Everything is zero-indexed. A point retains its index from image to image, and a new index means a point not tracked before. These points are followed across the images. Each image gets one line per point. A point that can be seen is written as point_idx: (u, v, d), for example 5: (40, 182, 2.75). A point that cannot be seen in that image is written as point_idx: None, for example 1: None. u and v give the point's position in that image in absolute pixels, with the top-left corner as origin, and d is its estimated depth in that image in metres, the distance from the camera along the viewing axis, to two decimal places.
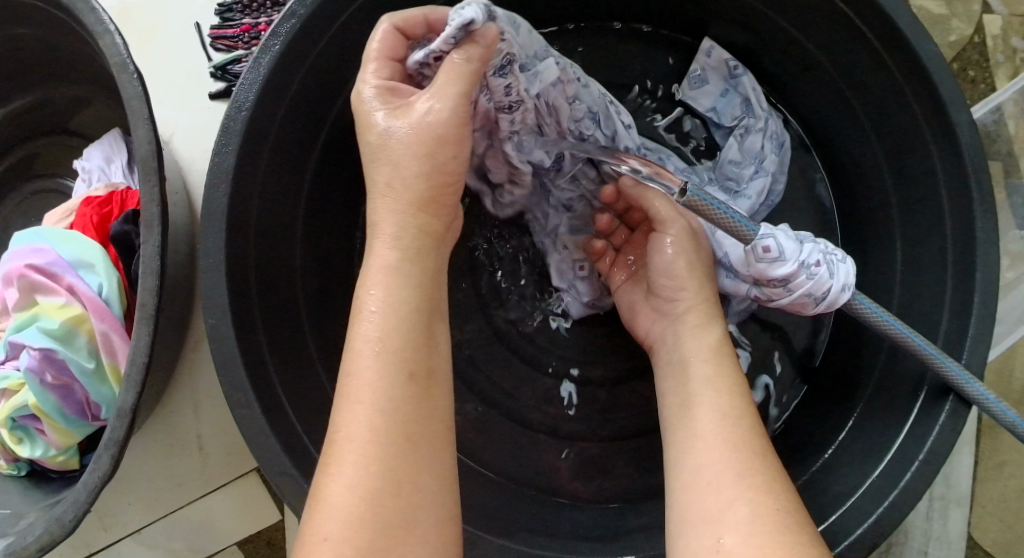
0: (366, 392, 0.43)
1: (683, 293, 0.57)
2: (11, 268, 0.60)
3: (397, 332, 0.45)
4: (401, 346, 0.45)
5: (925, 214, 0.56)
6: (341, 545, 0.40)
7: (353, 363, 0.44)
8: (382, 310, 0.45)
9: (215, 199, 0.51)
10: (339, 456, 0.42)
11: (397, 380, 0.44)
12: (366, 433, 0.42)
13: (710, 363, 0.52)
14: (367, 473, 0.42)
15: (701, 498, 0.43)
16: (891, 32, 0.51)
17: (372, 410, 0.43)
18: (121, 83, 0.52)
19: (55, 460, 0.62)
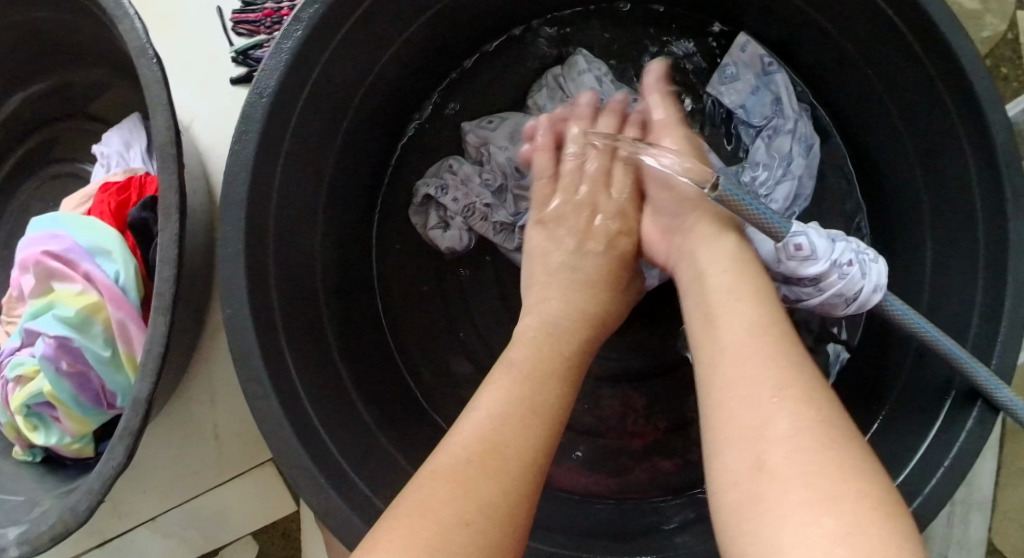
0: (532, 416, 0.47)
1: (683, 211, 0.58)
2: (27, 255, 0.59)
3: (553, 373, 0.51)
4: (564, 399, 0.50)
5: (960, 214, 0.54)
6: (479, 518, 0.39)
7: (515, 392, 0.48)
8: (550, 369, 0.51)
9: (235, 187, 0.50)
10: (496, 459, 0.43)
11: (560, 430, 0.47)
12: (531, 453, 0.44)
13: (731, 282, 0.49)
14: (515, 468, 0.43)
15: (738, 417, 0.40)
16: (927, 25, 0.50)
17: (533, 423, 0.46)
18: (140, 68, 0.53)
19: (70, 447, 0.62)
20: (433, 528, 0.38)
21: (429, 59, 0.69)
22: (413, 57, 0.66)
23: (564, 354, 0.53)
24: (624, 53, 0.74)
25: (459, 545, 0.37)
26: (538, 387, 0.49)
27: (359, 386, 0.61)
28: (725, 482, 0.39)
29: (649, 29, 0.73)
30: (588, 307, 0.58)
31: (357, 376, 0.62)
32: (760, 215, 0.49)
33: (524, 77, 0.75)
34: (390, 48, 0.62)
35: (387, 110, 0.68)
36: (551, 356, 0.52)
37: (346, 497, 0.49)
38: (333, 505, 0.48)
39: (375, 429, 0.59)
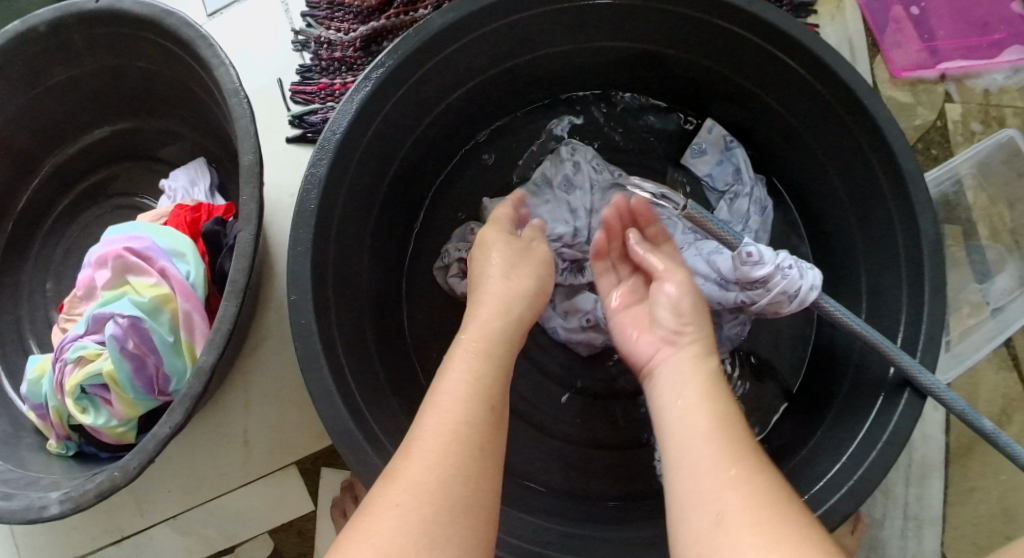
0: (452, 403, 0.52)
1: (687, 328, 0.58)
2: (108, 251, 0.68)
3: (482, 370, 0.55)
4: (489, 379, 0.54)
5: (886, 253, 0.65)
6: (410, 511, 0.44)
7: (442, 388, 0.53)
8: (476, 356, 0.56)
9: (308, 199, 0.60)
10: (421, 447, 0.48)
11: (480, 407, 0.52)
12: (448, 429, 0.49)
13: (698, 393, 0.53)
14: (446, 461, 0.47)
15: (699, 485, 0.46)
16: (860, 110, 0.63)
17: (459, 416, 0.51)
18: (233, 106, 0.63)
19: (114, 431, 0.68)
20: (390, 526, 0.44)
21: (460, 126, 0.80)
22: (452, 119, 0.77)
23: (495, 350, 0.57)
24: (617, 132, 0.85)
25: (407, 535, 0.43)
26: (472, 385, 0.53)
27: (390, 384, 0.68)
28: (687, 541, 0.44)
29: (637, 112, 0.85)
30: (518, 299, 0.62)
31: (388, 375, 0.69)
32: (715, 226, 0.66)
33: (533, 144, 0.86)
34: (433, 110, 0.73)
35: (425, 162, 0.78)
36: (473, 345, 0.57)
37: (382, 458, 0.56)
38: (371, 465, 0.55)
39: (402, 417, 0.66)
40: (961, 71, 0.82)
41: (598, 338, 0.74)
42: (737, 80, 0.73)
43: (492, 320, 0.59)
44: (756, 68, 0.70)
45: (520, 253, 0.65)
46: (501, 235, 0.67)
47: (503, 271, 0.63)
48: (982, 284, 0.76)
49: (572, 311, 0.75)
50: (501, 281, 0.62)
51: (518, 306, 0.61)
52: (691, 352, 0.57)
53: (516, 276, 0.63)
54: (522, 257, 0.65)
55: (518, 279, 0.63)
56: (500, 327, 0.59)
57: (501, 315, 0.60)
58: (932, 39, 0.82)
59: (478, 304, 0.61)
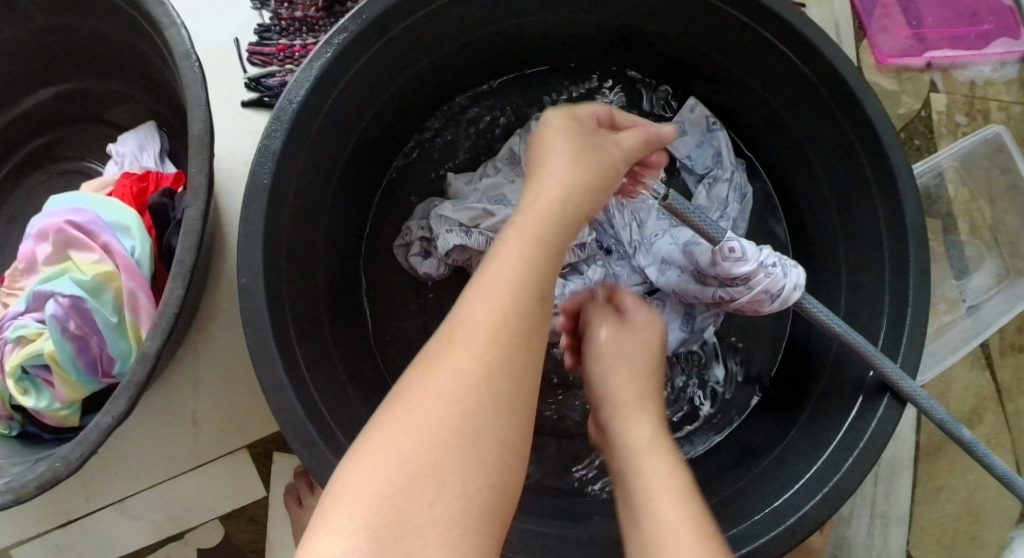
0: (504, 291, 0.45)
1: (612, 378, 0.58)
2: (48, 224, 0.64)
3: (536, 256, 0.48)
4: (543, 269, 0.47)
5: (868, 249, 0.63)
6: (441, 408, 0.41)
7: (490, 271, 0.47)
8: (529, 243, 0.48)
9: (260, 175, 0.56)
10: (464, 337, 0.44)
11: (530, 300, 0.45)
12: (494, 323, 0.44)
13: (663, 465, 0.51)
14: (486, 359, 0.43)
15: None
16: (848, 99, 0.60)
17: (508, 307, 0.45)
18: (182, 69, 0.59)
19: (56, 414, 0.65)
20: (422, 439, 0.40)
21: (428, 96, 0.76)
22: (417, 90, 0.73)
23: (552, 231, 0.50)
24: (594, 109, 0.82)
25: (437, 446, 0.40)
26: (525, 272, 0.46)
27: (349, 371, 0.66)
28: None
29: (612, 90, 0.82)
30: (580, 184, 0.53)
31: (347, 361, 0.66)
32: (702, 223, 0.61)
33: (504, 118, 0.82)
34: (399, 80, 0.69)
35: (388, 134, 0.75)
36: (527, 228, 0.49)
37: (334, 449, 0.54)
38: (324, 460, 0.53)
39: (359, 404, 0.63)
40: (948, 61, 0.80)
41: (565, 324, 0.72)
42: (724, 61, 0.70)
43: (551, 205, 0.51)
44: (741, 48, 0.67)
45: (586, 144, 0.56)
46: (565, 121, 0.57)
47: (567, 156, 0.54)
48: (959, 280, 0.74)
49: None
50: (564, 166, 0.54)
51: (581, 196, 0.53)
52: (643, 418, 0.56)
53: (583, 161, 0.54)
54: (587, 146, 0.56)
55: (584, 169, 0.54)
56: (560, 211, 0.51)
57: (564, 200, 0.52)
58: (920, 26, 0.79)
59: (534, 187, 0.53)
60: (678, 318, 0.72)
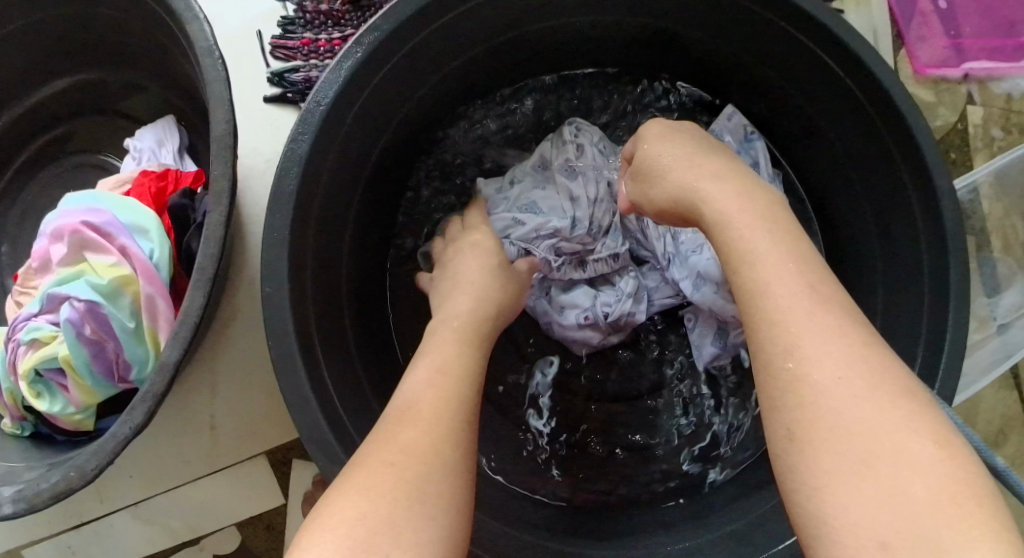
0: (435, 377, 0.49)
1: (710, 189, 0.49)
2: (64, 224, 0.62)
3: (462, 357, 0.52)
4: (471, 364, 0.52)
5: (909, 269, 0.61)
6: (396, 471, 0.40)
7: (423, 366, 0.51)
8: (452, 345, 0.53)
9: (286, 180, 0.54)
10: (406, 414, 0.45)
11: (462, 386, 0.48)
12: (433, 401, 0.46)
13: (787, 261, 0.43)
14: (431, 428, 0.44)
15: (887, 460, 0.35)
16: (893, 113, 0.58)
17: (443, 391, 0.47)
18: (204, 67, 0.57)
19: (71, 418, 0.63)
20: (380, 481, 0.40)
21: (456, 97, 0.73)
22: (445, 91, 0.71)
23: (472, 334, 0.56)
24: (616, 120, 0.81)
25: (393, 489, 0.39)
26: (454, 371, 0.50)
27: (372, 381, 0.64)
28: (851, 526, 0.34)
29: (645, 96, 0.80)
30: (498, 279, 0.63)
31: (370, 371, 0.64)
32: None
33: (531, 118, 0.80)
34: (428, 81, 0.67)
35: (415, 135, 0.72)
36: (453, 334, 0.55)
37: None
38: None
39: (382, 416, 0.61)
40: (985, 72, 0.77)
41: (595, 336, 0.71)
42: (764, 68, 0.68)
43: (470, 305, 0.59)
44: (782, 55, 0.65)
45: (501, 246, 0.67)
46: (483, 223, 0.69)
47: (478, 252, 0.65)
48: (992, 298, 0.73)
49: (569, 308, 0.70)
50: (483, 264, 0.64)
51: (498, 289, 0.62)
52: (778, 244, 0.44)
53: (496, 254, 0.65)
54: (501, 251, 0.66)
55: (496, 261, 0.64)
56: (480, 320, 0.58)
57: (480, 311, 0.59)
58: (958, 36, 0.76)
59: (455, 287, 0.62)
60: (711, 332, 0.71)
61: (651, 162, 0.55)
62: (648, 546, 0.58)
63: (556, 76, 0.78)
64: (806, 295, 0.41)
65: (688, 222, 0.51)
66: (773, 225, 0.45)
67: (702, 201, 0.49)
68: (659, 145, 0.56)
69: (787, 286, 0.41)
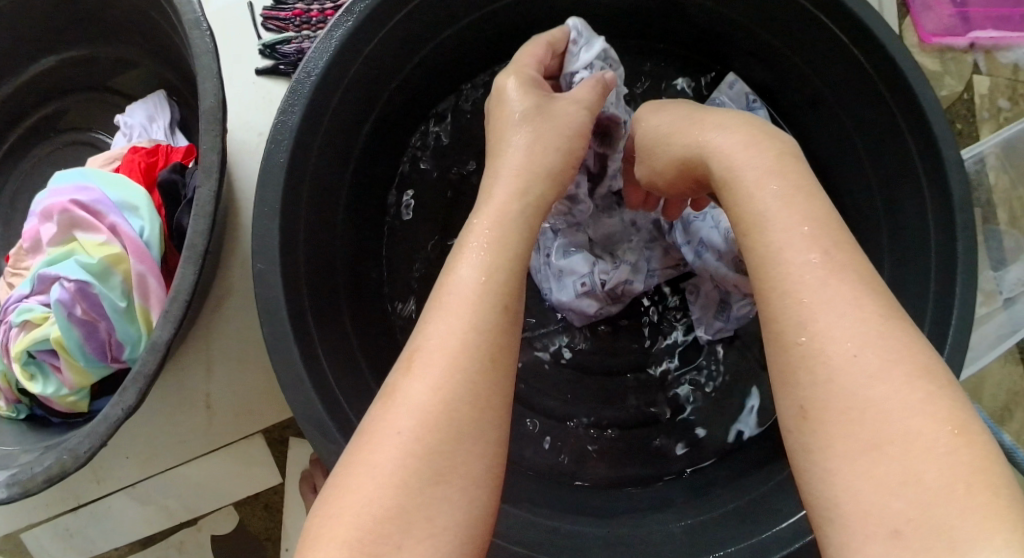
0: (458, 306, 0.43)
1: (718, 141, 0.48)
2: (54, 203, 0.61)
3: (499, 266, 0.46)
4: (505, 276, 0.45)
5: (913, 239, 0.60)
6: (409, 441, 0.39)
7: (451, 285, 0.45)
8: (489, 247, 0.46)
9: (277, 153, 0.53)
10: (423, 362, 0.41)
11: (486, 318, 0.43)
12: (455, 343, 0.42)
13: (800, 223, 0.41)
14: (450, 380, 0.40)
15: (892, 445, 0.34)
16: (898, 79, 0.56)
17: (468, 324, 0.42)
18: (192, 39, 0.55)
19: (65, 400, 0.63)
20: (389, 459, 0.38)
21: (451, 68, 0.72)
22: (440, 62, 0.69)
23: (512, 231, 0.48)
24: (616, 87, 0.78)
25: (403, 468, 0.38)
26: (486, 291, 0.44)
27: (369, 359, 0.63)
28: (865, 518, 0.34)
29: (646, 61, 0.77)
30: (539, 168, 0.52)
31: (367, 348, 0.63)
32: None
33: None
34: (422, 51, 0.65)
35: (410, 107, 0.71)
36: (487, 230, 0.48)
37: None
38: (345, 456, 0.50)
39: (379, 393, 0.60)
40: (992, 42, 0.75)
41: (593, 305, 0.69)
42: (764, 34, 0.67)
43: (509, 197, 0.50)
44: (781, 22, 0.64)
45: (547, 116, 0.55)
46: (525, 88, 0.57)
47: (524, 129, 0.54)
48: (998, 271, 0.71)
49: (567, 274, 0.69)
50: (523, 154, 0.53)
51: (541, 185, 0.52)
52: (788, 194, 0.43)
53: (540, 137, 0.54)
54: (550, 122, 0.55)
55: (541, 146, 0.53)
56: (515, 214, 0.49)
57: (516, 204, 0.50)
58: (964, 4, 0.75)
59: (496, 173, 0.53)
60: (712, 307, 0.70)
61: (648, 133, 0.57)
62: (649, 522, 0.58)
63: None
64: (817, 263, 0.39)
65: (696, 178, 0.51)
66: (785, 181, 0.44)
67: (708, 152, 0.49)
68: (658, 116, 0.57)
69: (799, 251, 0.40)
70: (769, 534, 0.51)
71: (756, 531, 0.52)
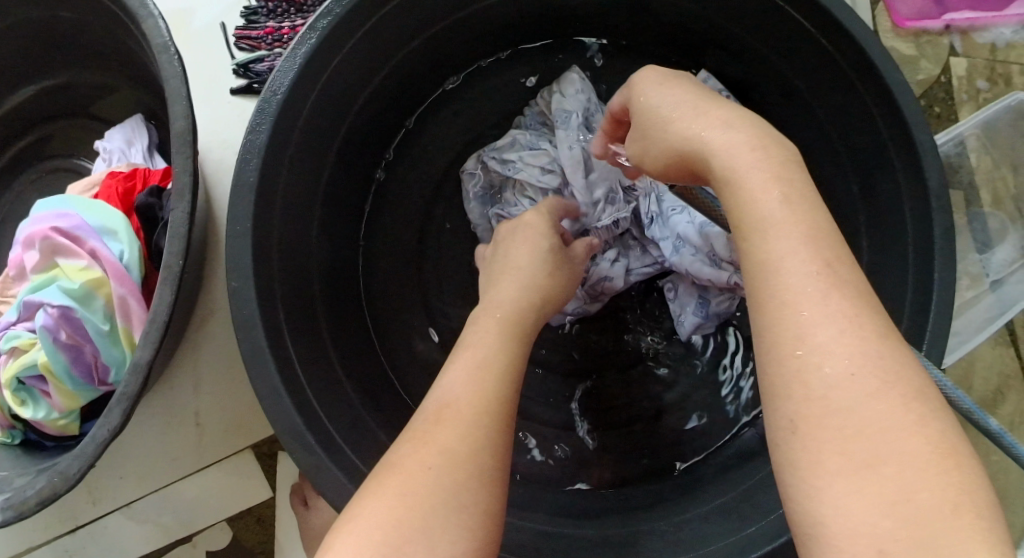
0: (479, 371, 0.46)
1: (714, 136, 0.44)
2: (35, 230, 0.62)
3: (512, 348, 0.49)
4: (516, 361, 0.49)
5: (890, 226, 0.60)
6: (440, 474, 0.39)
7: (472, 355, 0.48)
8: (506, 333, 0.50)
9: (246, 171, 0.54)
10: (453, 412, 0.43)
11: (502, 386, 0.45)
12: (483, 399, 0.44)
13: (801, 229, 0.39)
14: (477, 428, 0.42)
15: (878, 458, 0.33)
16: (866, 66, 0.56)
17: (493, 389, 0.45)
18: (161, 63, 0.56)
19: (56, 423, 0.63)
20: (420, 486, 0.38)
21: (422, 76, 0.72)
22: (411, 71, 0.70)
23: (520, 323, 0.52)
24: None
25: (433, 496, 0.38)
26: (508, 366, 0.47)
27: (349, 371, 0.63)
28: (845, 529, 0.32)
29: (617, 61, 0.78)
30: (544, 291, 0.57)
31: (346, 360, 0.64)
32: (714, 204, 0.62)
33: (502, 92, 0.79)
34: (390, 62, 0.66)
35: (383, 118, 0.71)
36: (504, 319, 0.52)
37: (333, 458, 0.52)
38: (324, 469, 0.51)
39: (359, 404, 0.61)
40: (967, 23, 0.75)
41: (571, 305, 0.71)
42: (734, 28, 0.66)
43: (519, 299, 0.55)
44: (749, 16, 0.63)
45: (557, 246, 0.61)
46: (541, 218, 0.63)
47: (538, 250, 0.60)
48: (983, 254, 0.71)
49: None
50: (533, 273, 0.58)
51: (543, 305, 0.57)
52: (786, 196, 0.40)
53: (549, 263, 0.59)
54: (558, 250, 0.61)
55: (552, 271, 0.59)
56: (525, 318, 0.53)
57: (527, 310, 0.54)
58: None
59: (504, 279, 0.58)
60: (692, 302, 0.70)
61: (648, 111, 0.49)
62: (637, 522, 0.58)
63: (525, 47, 0.77)
64: (819, 273, 0.37)
65: (696, 174, 0.46)
66: (788, 187, 0.40)
67: (709, 153, 0.44)
68: (663, 94, 0.49)
69: (801, 261, 0.38)
70: (751, 529, 0.51)
71: (739, 528, 0.52)
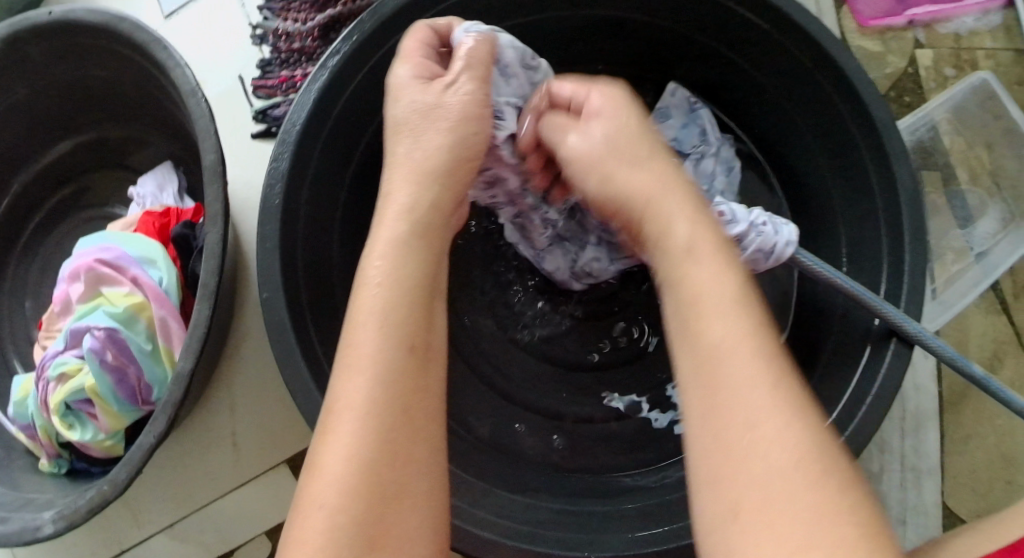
0: (367, 368, 0.41)
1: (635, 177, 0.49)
2: (80, 264, 0.68)
3: (399, 305, 0.44)
4: (404, 321, 0.43)
5: (862, 205, 0.64)
6: (336, 506, 0.38)
7: (354, 338, 0.43)
8: (386, 290, 0.44)
9: (271, 195, 0.59)
10: (340, 422, 0.40)
11: (396, 369, 0.42)
12: (367, 396, 0.40)
13: (717, 263, 0.43)
14: (369, 437, 0.40)
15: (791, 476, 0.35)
16: (825, 61, 0.62)
17: (372, 377, 0.41)
18: (190, 106, 0.61)
19: (102, 445, 0.67)
20: (321, 525, 0.37)
21: None
22: None
23: (415, 269, 0.46)
24: None
25: (339, 531, 0.37)
26: (397, 328, 0.43)
27: None
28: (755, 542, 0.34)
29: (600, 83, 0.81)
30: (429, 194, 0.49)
31: None
32: None
33: None
34: None
35: None
36: (384, 265, 0.45)
37: None
38: None
39: None
40: (929, 17, 0.81)
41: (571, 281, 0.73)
42: (702, 40, 0.71)
43: (401, 233, 0.47)
44: (715, 30, 0.69)
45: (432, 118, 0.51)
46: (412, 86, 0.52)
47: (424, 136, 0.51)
48: (964, 229, 0.75)
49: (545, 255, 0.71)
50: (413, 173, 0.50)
51: (428, 215, 0.48)
52: (702, 228, 0.46)
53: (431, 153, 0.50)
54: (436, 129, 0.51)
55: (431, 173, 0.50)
56: (408, 251, 0.46)
57: (408, 239, 0.46)
58: None
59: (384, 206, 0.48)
60: None
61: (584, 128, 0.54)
62: (654, 496, 0.60)
63: None
64: (731, 304, 0.41)
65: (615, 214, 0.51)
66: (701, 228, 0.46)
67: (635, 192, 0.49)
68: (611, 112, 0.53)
69: (713, 288, 0.42)
70: None
71: None
